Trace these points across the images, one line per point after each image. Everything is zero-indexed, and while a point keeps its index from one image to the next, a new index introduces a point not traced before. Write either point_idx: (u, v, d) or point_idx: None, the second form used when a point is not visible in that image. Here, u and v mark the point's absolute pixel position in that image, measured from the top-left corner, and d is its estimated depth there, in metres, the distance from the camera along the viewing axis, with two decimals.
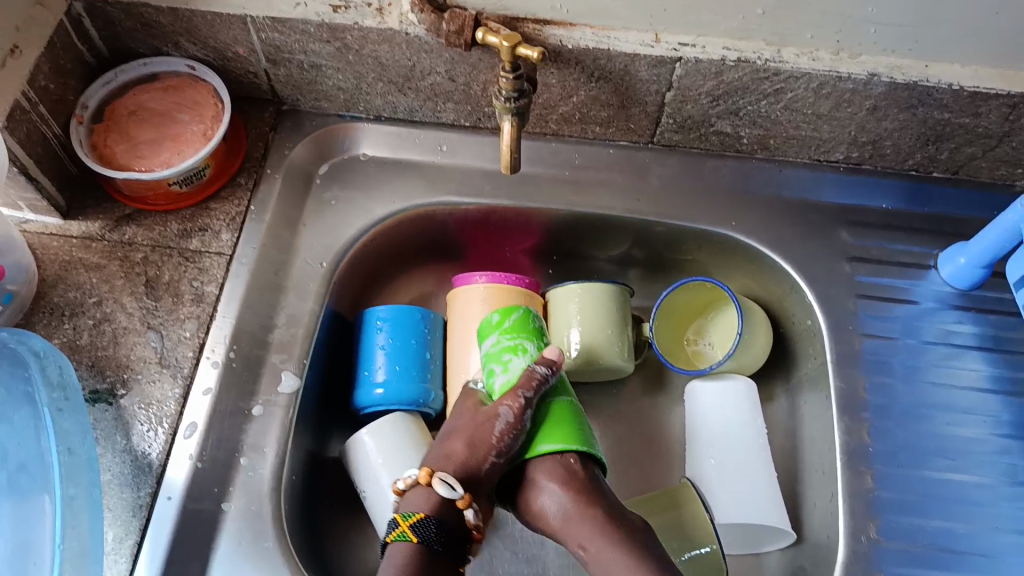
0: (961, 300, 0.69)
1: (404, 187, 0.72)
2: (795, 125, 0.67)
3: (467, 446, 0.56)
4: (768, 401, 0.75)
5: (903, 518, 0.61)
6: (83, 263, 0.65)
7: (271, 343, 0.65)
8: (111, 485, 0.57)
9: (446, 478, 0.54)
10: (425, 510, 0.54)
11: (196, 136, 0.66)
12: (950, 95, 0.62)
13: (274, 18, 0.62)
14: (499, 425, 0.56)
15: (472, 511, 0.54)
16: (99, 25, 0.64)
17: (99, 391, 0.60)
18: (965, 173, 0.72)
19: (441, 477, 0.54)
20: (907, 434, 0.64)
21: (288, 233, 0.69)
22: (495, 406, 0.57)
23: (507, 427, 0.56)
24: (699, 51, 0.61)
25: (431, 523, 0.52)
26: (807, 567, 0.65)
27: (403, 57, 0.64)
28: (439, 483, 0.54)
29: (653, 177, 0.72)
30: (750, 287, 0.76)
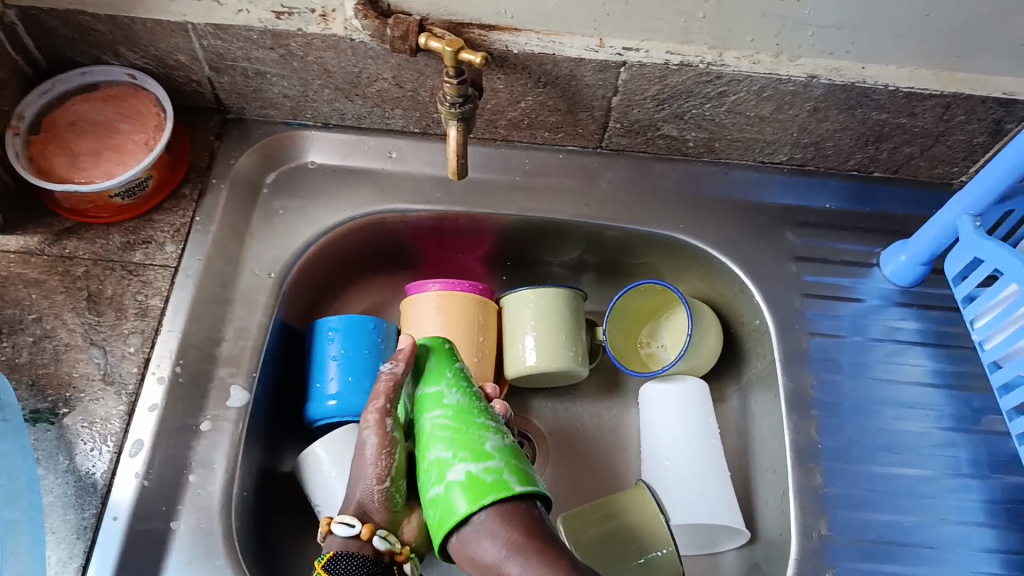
0: (903, 297, 0.71)
1: (354, 195, 0.71)
2: (739, 128, 0.69)
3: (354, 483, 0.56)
4: (722, 401, 0.76)
5: (852, 513, 0.62)
6: (21, 279, 0.62)
7: (219, 356, 0.64)
8: (54, 507, 0.55)
9: (383, 530, 0.54)
10: (336, 548, 0.53)
11: (138, 147, 0.64)
12: (886, 96, 0.64)
13: (216, 25, 0.61)
14: (367, 451, 0.56)
15: (410, 564, 0.55)
16: (35, 35, 0.63)
17: (40, 410, 0.58)
18: (904, 172, 0.74)
19: (380, 534, 0.54)
20: (854, 430, 0.66)
21: (235, 244, 0.68)
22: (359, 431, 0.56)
23: (377, 449, 0.55)
24: (644, 56, 0.61)
25: (357, 561, 0.52)
26: (761, 562, 0.66)
27: (349, 63, 0.63)
28: (378, 538, 0.53)
29: (604, 182, 0.73)
30: (701, 289, 0.77)
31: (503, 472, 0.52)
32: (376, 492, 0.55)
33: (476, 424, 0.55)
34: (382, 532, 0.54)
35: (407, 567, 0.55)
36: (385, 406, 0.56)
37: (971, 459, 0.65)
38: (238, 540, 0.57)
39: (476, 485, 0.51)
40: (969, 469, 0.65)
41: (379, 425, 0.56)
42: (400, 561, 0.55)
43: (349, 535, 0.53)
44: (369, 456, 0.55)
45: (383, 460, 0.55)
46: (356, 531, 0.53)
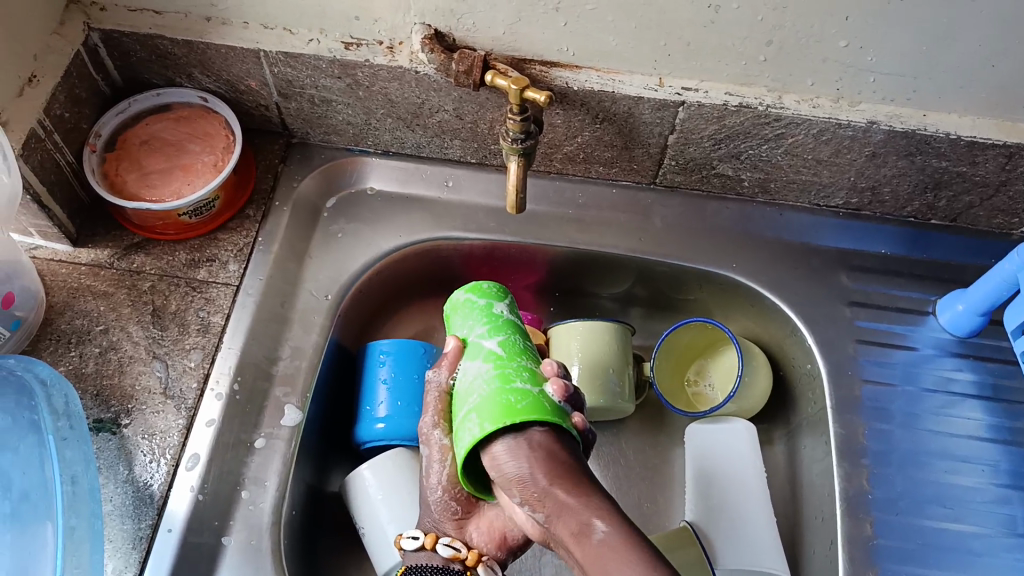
0: (959, 347, 0.70)
1: (410, 221, 0.73)
2: (795, 169, 0.68)
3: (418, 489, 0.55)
4: (768, 443, 0.75)
5: (901, 567, 0.61)
6: (91, 291, 0.65)
7: (275, 375, 0.65)
8: (112, 516, 0.57)
9: (446, 538, 0.53)
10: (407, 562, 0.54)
11: (206, 168, 0.67)
12: (947, 144, 0.63)
13: (287, 53, 0.63)
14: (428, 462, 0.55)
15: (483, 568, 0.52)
16: (115, 56, 0.66)
17: (103, 420, 0.60)
18: (962, 220, 0.73)
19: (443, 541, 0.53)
20: (906, 482, 0.65)
21: (295, 266, 0.70)
22: None
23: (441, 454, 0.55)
24: (703, 96, 0.62)
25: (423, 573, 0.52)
26: None
27: (413, 94, 0.65)
28: (439, 546, 0.52)
29: (656, 219, 0.73)
30: (751, 329, 0.77)
31: (538, 401, 0.47)
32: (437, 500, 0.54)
33: (515, 367, 0.50)
34: (447, 539, 0.53)
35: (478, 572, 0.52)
36: (435, 419, 0.54)
37: None
38: (285, 558, 0.58)
39: (506, 401, 0.47)
40: None
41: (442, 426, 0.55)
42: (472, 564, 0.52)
43: (415, 546, 0.53)
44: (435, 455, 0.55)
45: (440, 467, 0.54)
46: (419, 541, 0.53)
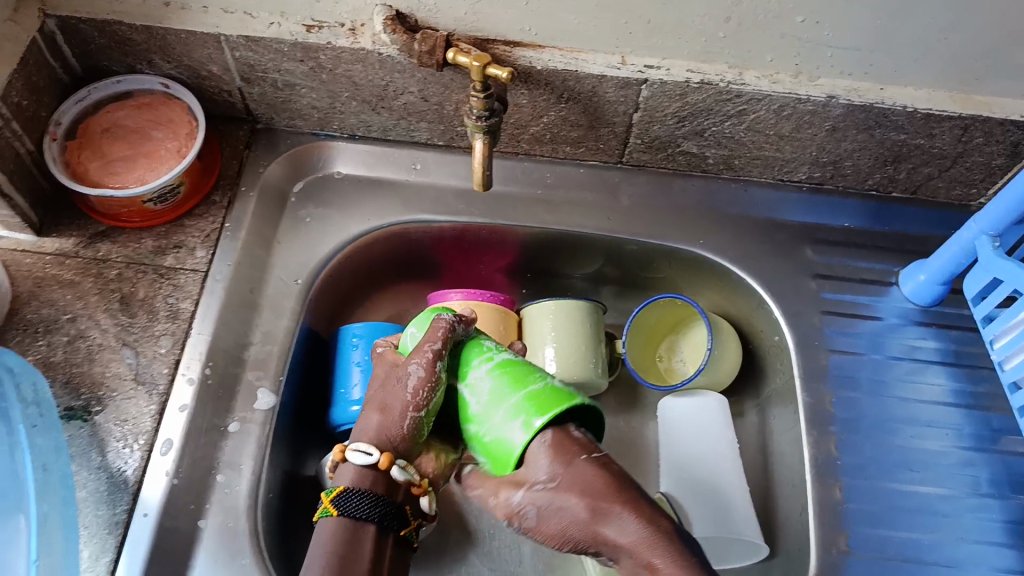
0: (922, 316, 0.72)
1: (380, 205, 0.73)
2: (758, 145, 0.69)
3: (381, 409, 0.52)
4: (738, 415, 0.76)
5: (871, 530, 0.63)
6: (57, 281, 0.65)
7: (247, 360, 0.65)
8: (86, 502, 0.57)
9: (404, 461, 0.50)
10: (347, 483, 0.50)
11: (171, 154, 0.66)
12: (905, 117, 0.64)
13: (249, 37, 0.62)
14: (411, 382, 0.52)
15: (427, 497, 0.51)
16: (74, 43, 0.65)
17: (74, 408, 0.60)
18: (922, 193, 0.74)
19: (400, 465, 0.50)
20: (872, 448, 0.66)
21: (264, 251, 0.70)
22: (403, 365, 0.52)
23: (420, 383, 0.51)
24: (665, 73, 0.63)
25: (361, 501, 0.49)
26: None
27: (377, 77, 0.65)
28: (397, 469, 0.50)
29: (624, 197, 0.74)
30: (720, 304, 0.78)
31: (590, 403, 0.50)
32: (404, 421, 0.51)
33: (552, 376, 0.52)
34: (403, 463, 0.50)
35: (423, 504, 0.51)
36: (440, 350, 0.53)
37: (990, 478, 0.65)
38: (262, 540, 0.59)
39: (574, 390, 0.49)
40: (988, 488, 0.65)
41: (430, 364, 0.52)
42: (416, 494, 0.51)
43: (367, 463, 0.50)
44: (411, 385, 0.52)
45: (425, 394, 0.51)
46: (373, 460, 0.50)
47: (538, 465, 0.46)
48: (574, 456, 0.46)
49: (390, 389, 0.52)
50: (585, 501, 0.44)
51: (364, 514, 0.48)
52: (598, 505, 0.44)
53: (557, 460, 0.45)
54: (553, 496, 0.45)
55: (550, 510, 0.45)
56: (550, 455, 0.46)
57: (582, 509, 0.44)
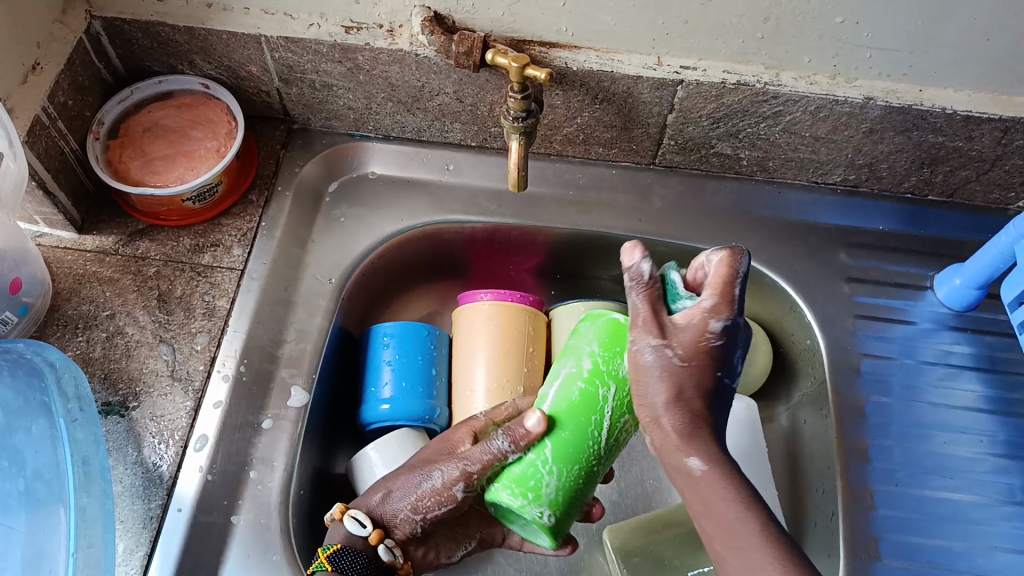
0: (956, 321, 0.71)
1: (412, 205, 0.73)
2: (793, 147, 0.69)
3: (386, 498, 0.56)
4: (769, 419, 0.76)
5: (903, 536, 0.62)
6: (96, 277, 0.66)
7: (281, 357, 0.66)
8: (123, 496, 0.58)
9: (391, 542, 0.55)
10: (342, 541, 0.55)
11: (209, 154, 0.67)
12: (944, 119, 0.64)
13: (288, 38, 0.63)
14: (425, 487, 0.55)
15: None
16: (118, 44, 0.66)
17: (111, 403, 0.61)
18: (959, 196, 0.73)
19: (387, 543, 0.55)
20: (904, 453, 0.66)
21: (298, 250, 0.70)
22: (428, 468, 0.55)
23: (432, 492, 0.55)
24: (701, 74, 0.62)
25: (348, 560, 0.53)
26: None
27: (413, 78, 0.65)
28: (382, 548, 0.54)
29: (656, 198, 0.74)
30: (751, 307, 0.78)
31: None
32: (406, 515, 0.55)
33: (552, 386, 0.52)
34: (390, 543, 0.55)
35: None
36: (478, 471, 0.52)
37: None
38: (294, 536, 0.59)
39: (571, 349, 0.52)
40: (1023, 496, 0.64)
41: (452, 476, 0.54)
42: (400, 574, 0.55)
43: (359, 533, 0.54)
44: (423, 490, 0.55)
45: (430, 504, 0.55)
46: (365, 533, 0.54)
47: (683, 340, 0.47)
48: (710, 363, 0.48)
49: (407, 483, 0.56)
50: (677, 399, 0.47)
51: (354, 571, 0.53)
52: (684, 401, 0.47)
53: (694, 354, 0.47)
54: (659, 374, 0.46)
55: (656, 370, 0.47)
56: (696, 345, 0.47)
57: (675, 392, 0.47)
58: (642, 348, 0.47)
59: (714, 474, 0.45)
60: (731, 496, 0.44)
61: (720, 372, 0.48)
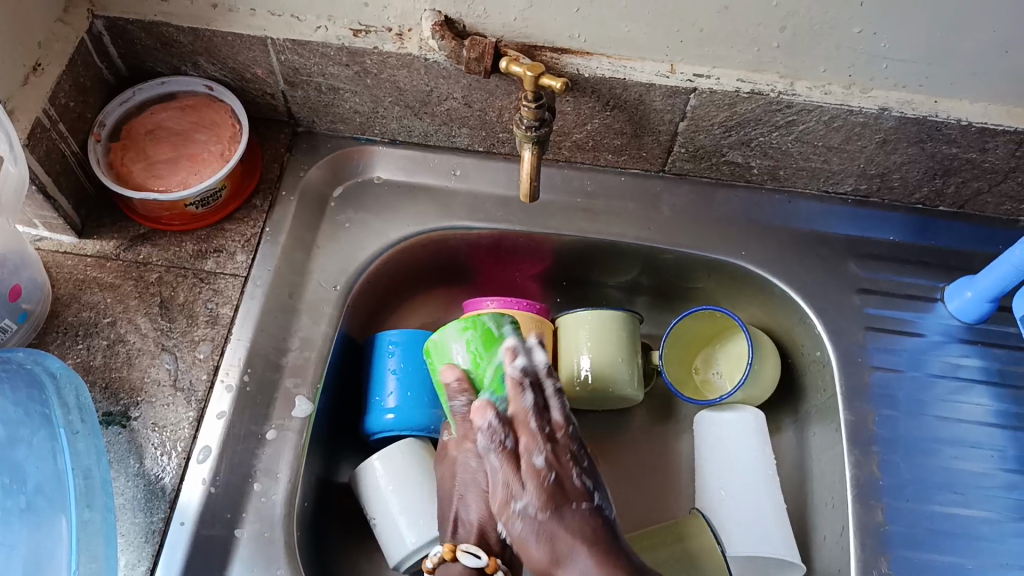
0: (967, 333, 0.70)
1: (417, 211, 0.72)
2: (805, 157, 0.68)
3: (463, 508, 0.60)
4: (776, 430, 0.75)
5: (913, 553, 0.62)
6: (96, 283, 0.65)
7: (285, 366, 0.65)
8: (124, 509, 0.57)
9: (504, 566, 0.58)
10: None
11: (213, 157, 0.66)
12: (958, 131, 0.63)
13: (295, 40, 0.62)
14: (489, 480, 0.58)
15: None
16: (120, 43, 0.65)
17: (112, 413, 0.60)
18: (970, 207, 0.73)
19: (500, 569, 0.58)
20: (914, 468, 0.65)
21: (302, 256, 0.69)
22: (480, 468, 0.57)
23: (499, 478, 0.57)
24: (715, 82, 0.61)
25: None
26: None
27: (421, 82, 0.64)
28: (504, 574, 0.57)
29: (665, 207, 0.73)
30: (760, 316, 0.77)
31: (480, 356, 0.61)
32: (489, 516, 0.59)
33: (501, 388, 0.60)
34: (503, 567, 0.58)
35: None
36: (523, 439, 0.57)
37: None
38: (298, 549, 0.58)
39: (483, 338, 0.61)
40: None
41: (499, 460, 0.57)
42: None
43: (476, 565, 0.57)
44: (493, 482, 0.57)
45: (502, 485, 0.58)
46: (482, 563, 0.57)
47: (528, 492, 0.55)
48: (561, 492, 0.55)
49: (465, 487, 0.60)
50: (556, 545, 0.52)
51: None
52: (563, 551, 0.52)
53: (546, 500, 0.54)
54: (551, 540, 0.53)
55: (537, 530, 0.53)
56: (546, 498, 0.54)
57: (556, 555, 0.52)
58: (511, 520, 0.55)
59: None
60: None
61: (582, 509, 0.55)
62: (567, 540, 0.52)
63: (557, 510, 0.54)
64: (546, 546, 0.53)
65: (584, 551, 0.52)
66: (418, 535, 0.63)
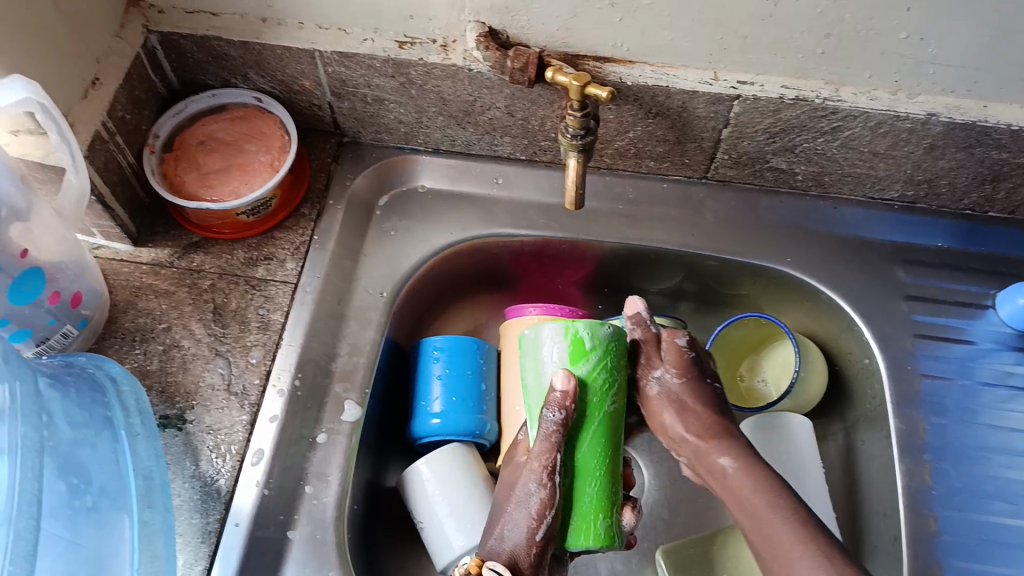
0: (1019, 341, 0.69)
1: (461, 218, 0.73)
2: (850, 163, 0.68)
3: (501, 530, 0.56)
4: (822, 438, 0.75)
5: (967, 564, 0.61)
6: (152, 290, 0.67)
7: (334, 371, 0.66)
8: (181, 509, 0.58)
9: None
10: None
11: (263, 167, 0.67)
12: (1008, 135, 0.62)
13: (343, 53, 0.63)
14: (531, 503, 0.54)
15: None
16: (173, 57, 0.67)
17: (169, 416, 0.62)
18: (1021, 212, 0.71)
19: None
20: (966, 477, 0.64)
21: (350, 263, 0.70)
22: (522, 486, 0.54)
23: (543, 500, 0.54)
24: (759, 89, 0.62)
25: None
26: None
27: (465, 92, 0.65)
28: None
29: (708, 213, 0.73)
30: (804, 323, 0.77)
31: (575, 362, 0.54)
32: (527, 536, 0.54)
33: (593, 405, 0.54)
34: None
35: None
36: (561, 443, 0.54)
37: None
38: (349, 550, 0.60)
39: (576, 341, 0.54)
40: None
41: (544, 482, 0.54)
42: None
43: None
44: (535, 507, 0.54)
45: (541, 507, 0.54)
46: None
47: (665, 369, 0.59)
48: (699, 372, 0.59)
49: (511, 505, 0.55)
50: (690, 418, 0.58)
51: None
52: (688, 412, 0.59)
53: (680, 369, 0.59)
54: (681, 408, 0.59)
55: (667, 395, 0.59)
56: (682, 382, 0.59)
57: (678, 408, 0.59)
58: (647, 384, 0.59)
59: (745, 471, 0.56)
60: (759, 486, 0.55)
61: (704, 379, 0.59)
62: (694, 410, 0.59)
63: (695, 380, 0.59)
64: (676, 408, 0.59)
65: (703, 413, 0.59)
66: (466, 539, 0.63)
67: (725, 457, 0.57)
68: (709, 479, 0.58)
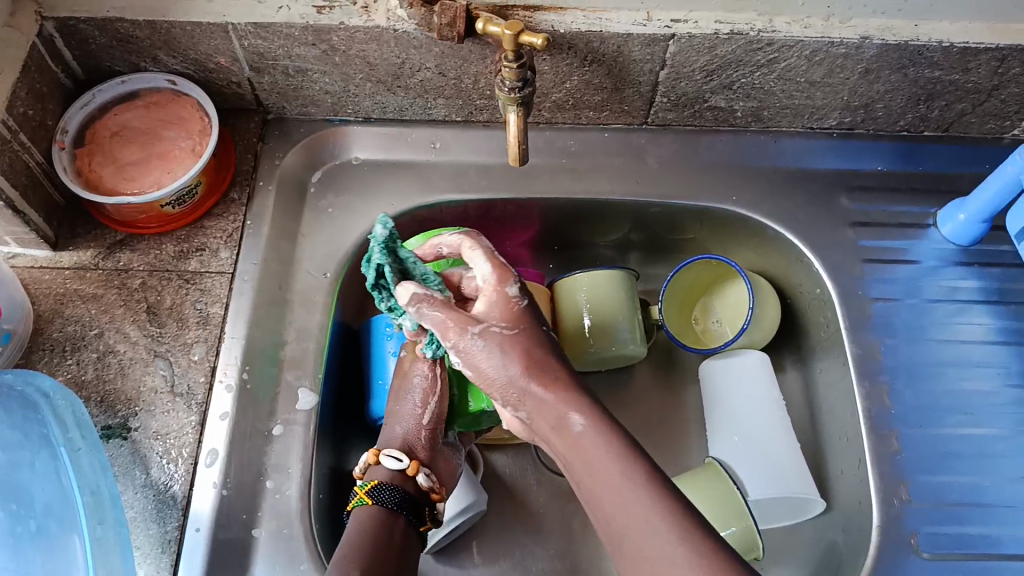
0: (963, 256, 0.70)
1: (399, 188, 0.70)
2: (788, 94, 0.67)
3: (394, 419, 0.61)
4: (780, 371, 0.75)
5: (928, 478, 0.62)
6: (79, 295, 0.62)
7: (284, 359, 0.63)
8: (136, 522, 0.56)
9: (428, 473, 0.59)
10: (381, 478, 0.58)
11: (185, 154, 0.63)
12: (940, 53, 0.62)
13: (258, 23, 0.59)
14: (415, 394, 0.62)
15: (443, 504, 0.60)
16: (74, 45, 0.62)
17: (112, 426, 0.58)
18: (955, 129, 0.72)
19: (423, 471, 0.59)
20: (921, 394, 0.65)
21: (288, 245, 0.67)
22: (409, 375, 0.62)
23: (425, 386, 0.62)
24: (693, 26, 0.60)
25: (389, 491, 0.57)
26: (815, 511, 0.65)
27: (392, 54, 0.62)
28: (424, 476, 0.58)
29: (651, 158, 0.72)
30: (754, 260, 0.77)
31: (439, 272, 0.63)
32: (412, 422, 0.61)
33: None
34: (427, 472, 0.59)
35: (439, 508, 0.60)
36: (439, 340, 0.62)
37: None
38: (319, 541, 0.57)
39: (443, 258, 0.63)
40: None
41: (428, 372, 0.62)
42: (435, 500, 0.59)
43: (397, 467, 0.58)
44: (419, 396, 0.61)
45: (426, 398, 0.61)
46: (403, 466, 0.58)
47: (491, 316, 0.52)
48: (532, 320, 0.53)
49: (400, 398, 0.62)
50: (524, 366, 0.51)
51: (394, 505, 0.56)
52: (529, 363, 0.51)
53: (508, 319, 0.52)
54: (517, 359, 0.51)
55: (496, 349, 0.51)
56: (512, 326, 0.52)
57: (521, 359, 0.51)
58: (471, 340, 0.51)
59: (595, 430, 0.47)
60: (612, 446, 0.46)
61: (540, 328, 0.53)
62: (536, 357, 0.51)
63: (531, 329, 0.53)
64: (511, 359, 0.51)
65: (547, 361, 0.51)
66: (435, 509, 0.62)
67: (578, 415, 0.48)
68: (552, 435, 0.49)
